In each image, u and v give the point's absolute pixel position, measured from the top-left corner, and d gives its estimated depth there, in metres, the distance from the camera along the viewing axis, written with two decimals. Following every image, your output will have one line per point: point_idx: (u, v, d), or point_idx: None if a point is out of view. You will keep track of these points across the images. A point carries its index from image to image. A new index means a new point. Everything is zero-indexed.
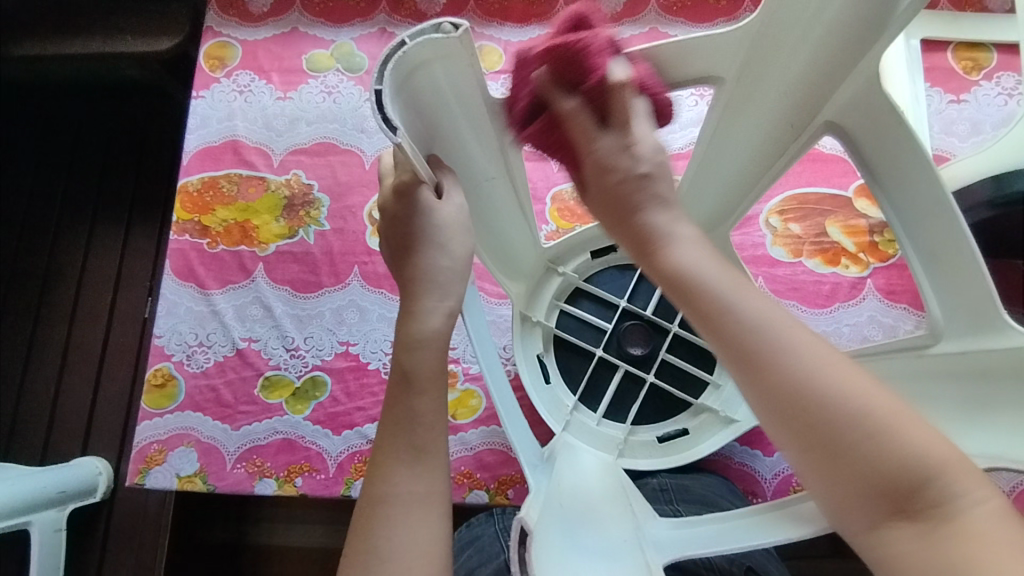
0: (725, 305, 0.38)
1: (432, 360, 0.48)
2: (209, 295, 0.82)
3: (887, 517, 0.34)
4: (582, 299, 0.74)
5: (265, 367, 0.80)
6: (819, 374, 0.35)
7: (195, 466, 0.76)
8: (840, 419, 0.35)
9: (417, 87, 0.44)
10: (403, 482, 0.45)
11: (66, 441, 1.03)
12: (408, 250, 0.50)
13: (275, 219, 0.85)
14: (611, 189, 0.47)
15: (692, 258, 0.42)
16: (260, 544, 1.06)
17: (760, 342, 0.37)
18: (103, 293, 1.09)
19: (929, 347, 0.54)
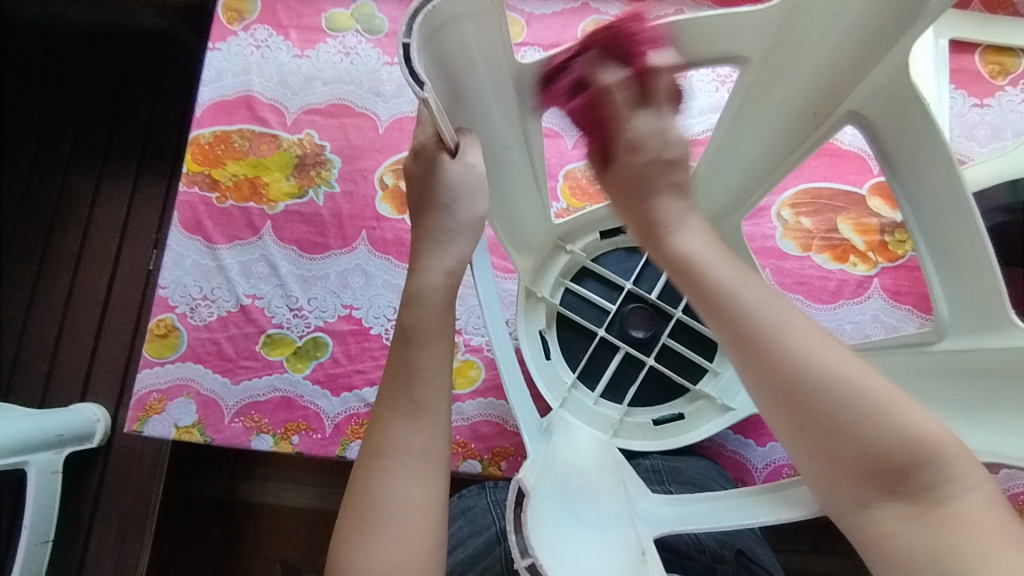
0: (730, 292, 0.43)
1: (437, 321, 0.49)
2: (215, 250, 0.82)
3: (879, 497, 0.38)
4: (588, 278, 0.74)
5: (268, 324, 0.80)
6: (819, 361, 0.40)
7: (193, 417, 0.77)
8: (839, 406, 0.38)
9: (447, 42, 0.43)
10: (402, 435, 0.46)
11: (65, 386, 1.04)
12: (422, 208, 0.50)
13: (286, 177, 0.85)
14: (631, 172, 0.52)
15: (697, 248, 0.47)
16: (249, 501, 1.07)
17: (765, 329, 0.41)
18: (109, 241, 1.09)
19: (934, 343, 0.54)
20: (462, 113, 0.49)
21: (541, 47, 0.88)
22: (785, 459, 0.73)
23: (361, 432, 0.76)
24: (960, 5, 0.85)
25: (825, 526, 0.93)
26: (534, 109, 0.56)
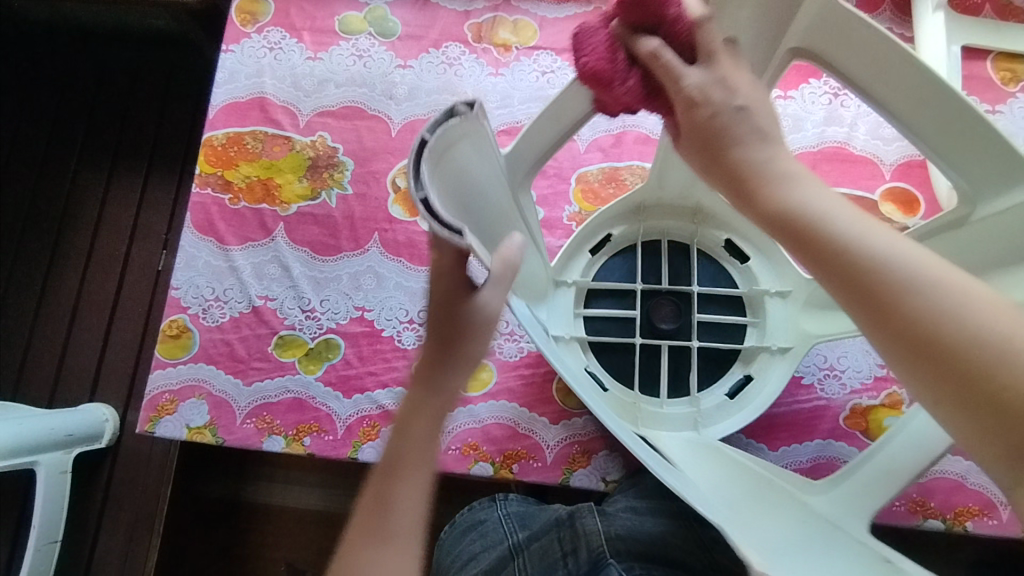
0: (867, 251, 0.35)
1: (420, 458, 0.46)
2: (228, 251, 0.83)
3: None
4: (596, 299, 0.73)
5: (280, 325, 0.80)
6: (970, 318, 0.32)
7: (205, 418, 0.77)
8: (1016, 383, 0.30)
9: (449, 172, 0.45)
10: (369, 568, 0.44)
11: (74, 386, 1.04)
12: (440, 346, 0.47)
13: (298, 179, 0.85)
14: (703, 125, 0.44)
15: (818, 201, 0.38)
16: (254, 503, 1.06)
17: (924, 303, 0.33)
18: (119, 243, 1.10)
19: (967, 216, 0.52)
20: (478, 230, 0.49)
21: (553, 51, 0.89)
22: (796, 463, 0.73)
23: (373, 435, 0.76)
24: (971, 12, 0.86)
25: None
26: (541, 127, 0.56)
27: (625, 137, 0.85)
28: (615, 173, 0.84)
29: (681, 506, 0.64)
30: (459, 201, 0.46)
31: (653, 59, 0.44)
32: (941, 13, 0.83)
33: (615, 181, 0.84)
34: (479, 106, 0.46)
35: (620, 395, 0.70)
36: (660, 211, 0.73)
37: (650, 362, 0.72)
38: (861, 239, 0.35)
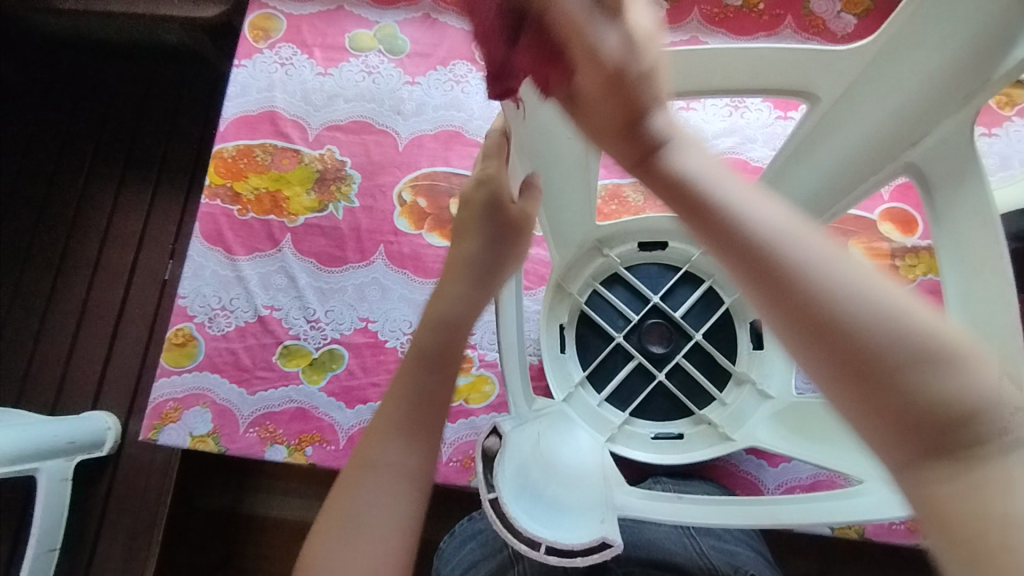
0: (730, 198, 0.35)
1: (455, 348, 0.49)
2: (235, 261, 0.84)
3: (919, 459, 0.28)
4: (597, 379, 0.73)
5: (285, 335, 0.81)
6: (813, 251, 0.32)
7: (209, 427, 0.77)
8: (854, 312, 0.30)
9: (523, 472, 0.49)
10: (394, 453, 0.44)
11: (78, 393, 1.04)
12: (461, 242, 0.53)
13: (306, 192, 0.86)
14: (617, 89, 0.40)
15: (692, 166, 0.38)
16: (254, 514, 1.06)
17: (781, 247, 0.32)
18: (126, 252, 1.11)
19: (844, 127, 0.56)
20: (567, 472, 0.54)
21: None
22: (796, 480, 0.73)
23: None
24: None
25: (836, 550, 0.92)
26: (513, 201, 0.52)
27: None
28: (618, 190, 0.84)
29: None
30: (544, 479, 0.51)
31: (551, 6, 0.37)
32: None
33: (618, 197, 0.84)
34: (499, 421, 0.51)
35: (693, 429, 0.70)
36: (573, 270, 0.73)
37: (681, 376, 0.73)
38: (723, 189, 0.36)
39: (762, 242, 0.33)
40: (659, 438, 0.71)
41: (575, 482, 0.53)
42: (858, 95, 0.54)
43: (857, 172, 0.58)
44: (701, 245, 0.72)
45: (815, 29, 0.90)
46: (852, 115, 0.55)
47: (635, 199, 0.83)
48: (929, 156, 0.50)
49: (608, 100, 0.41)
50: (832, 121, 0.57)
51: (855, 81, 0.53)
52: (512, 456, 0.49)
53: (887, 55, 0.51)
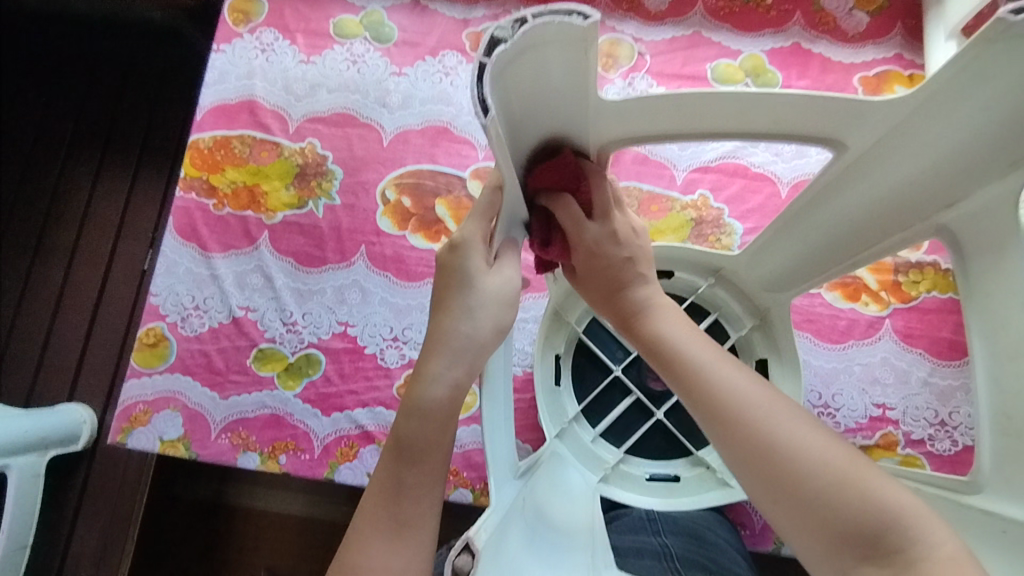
0: (701, 364, 0.42)
1: (439, 433, 0.40)
2: (210, 258, 0.80)
3: (856, 566, 0.35)
4: (591, 414, 0.71)
5: (260, 338, 0.77)
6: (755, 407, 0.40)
7: (179, 431, 0.75)
8: (784, 451, 0.38)
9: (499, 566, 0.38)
10: (379, 555, 0.37)
11: (53, 385, 1.01)
12: (436, 316, 0.43)
13: (285, 186, 0.83)
14: (604, 270, 0.51)
15: (668, 326, 0.46)
16: (236, 503, 1.04)
17: (740, 404, 0.40)
18: (104, 241, 1.07)
19: (863, 180, 0.49)
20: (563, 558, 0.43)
21: (650, 74, 0.84)
22: None
23: (350, 455, 0.73)
24: None
25: None
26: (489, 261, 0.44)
27: (623, 157, 0.81)
28: None
29: (662, 544, 0.57)
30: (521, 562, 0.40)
31: (556, 211, 0.50)
32: (954, 42, 0.79)
33: None
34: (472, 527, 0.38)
35: (691, 472, 0.68)
36: (572, 299, 0.70)
37: (680, 415, 0.71)
38: (693, 353, 0.43)
39: (718, 396, 0.41)
40: (654, 480, 0.68)
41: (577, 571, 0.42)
42: (890, 147, 0.45)
43: (890, 223, 0.51)
44: (707, 276, 0.69)
45: (824, 26, 0.85)
46: (886, 168, 0.47)
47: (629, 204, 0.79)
48: (963, 220, 0.47)
49: (597, 281, 0.51)
50: (856, 171, 0.49)
51: (889, 136, 0.45)
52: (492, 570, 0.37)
53: (924, 113, 0.42)
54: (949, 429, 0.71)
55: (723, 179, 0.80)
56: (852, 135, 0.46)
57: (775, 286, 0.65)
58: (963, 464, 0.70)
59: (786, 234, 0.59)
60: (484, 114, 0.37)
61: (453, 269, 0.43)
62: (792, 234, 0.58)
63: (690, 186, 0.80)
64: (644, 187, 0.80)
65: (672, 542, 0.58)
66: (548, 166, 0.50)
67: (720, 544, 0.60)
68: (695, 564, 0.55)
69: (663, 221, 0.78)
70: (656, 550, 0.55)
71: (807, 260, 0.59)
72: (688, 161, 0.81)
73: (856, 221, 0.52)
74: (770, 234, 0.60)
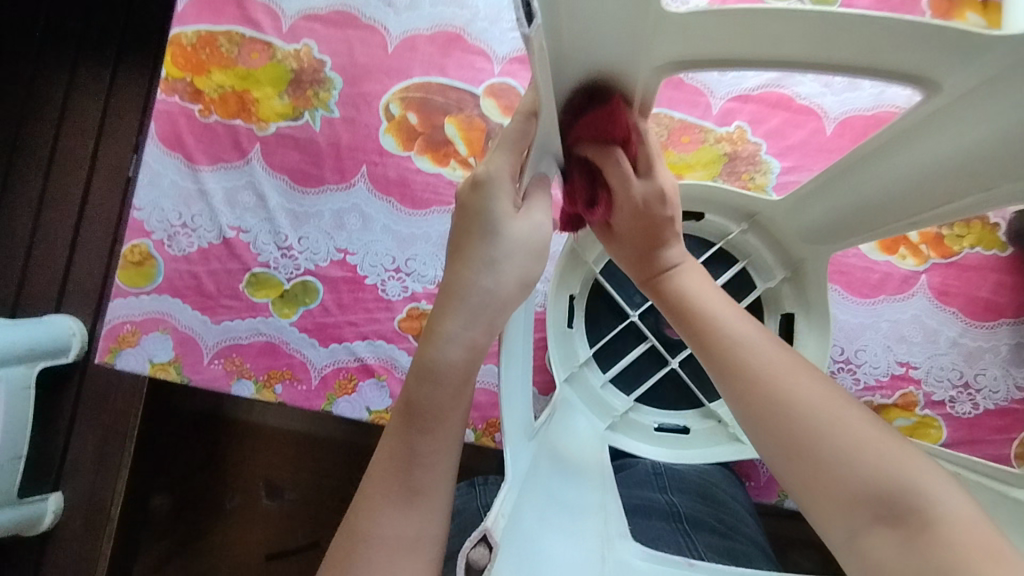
0: (716, 320, 0.43)
1: (453, 399, 0.40)
2: (197, 171, 0.74)
3: (866, 524, 0.33)
4: (602, 359, 0.67)
5: (253, 262, 0.72)
6: (768, 363, 0.39)
7: (170, 354, 0.71)
8: (789, 404, 0.37)
9: (520, 537, 0.37)
10: (391, 524, 0.38)
11: (39, 296, 0.96)
12: (455, 262, 0.41)
13: (278, 95, 0.75)
14: (645, 226, 0.49)
15: (694, 287, 0.47)
16: (234, 417, 1.02)
17: (749, 359, 0.40)
18: (83, 143, 0.99)
19: (940, 134, 0.42)
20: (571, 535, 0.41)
21: None
22: None
23: (349, 388, 0.70)
24: None
25: None
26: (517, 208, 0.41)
27: None
28: None
29: (670, 504, 0.57)
30: (540, 529, 0.40)
31: (604, 167, 0.47)
32: None
33: None
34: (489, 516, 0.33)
35: (701, 425, 0.65)
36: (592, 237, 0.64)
37: (694, 364, 0.67)
38: (713, 310, 0.44)
39: (731, 351, 0.41)
40: (662, 430, 0.65)
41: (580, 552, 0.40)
42: (984, 99, 0.37)
43: (966, 182, 0.44)
44: (739, 222, 0.65)
45: None
46: (971, 123, 0.39)
47: (657, 134, 0.72)
48: None
49: (640, 239, 0.49)
50: (943, 120, 0.41)
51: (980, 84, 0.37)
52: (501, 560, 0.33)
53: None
54: (972, 391, 0.68)
55: (764, 111, 0.72)
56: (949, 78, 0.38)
57: (815, 238, 0.59)
58: (981, 428, 0.67)
59: (840, 181, 0.52)
60: (527, 22, 0.29)
61: (479, 211, 0.41)
62: (849, 181, 0.51)
63: (727, 117, 0.72)
64: (676, 115, 0.72)
65: (680, 502, 0.58)
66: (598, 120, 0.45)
67: (730, 504, 0.60)
68: (704, 525, 0.55)
69: (694, 155, 0.71)
70: (666, 512, 0.56)
71: (854, 213, 0.53)
72: (727, 88, 0.73)
73: (924, 175, 0.45)
74: (823, 176, 0.53)
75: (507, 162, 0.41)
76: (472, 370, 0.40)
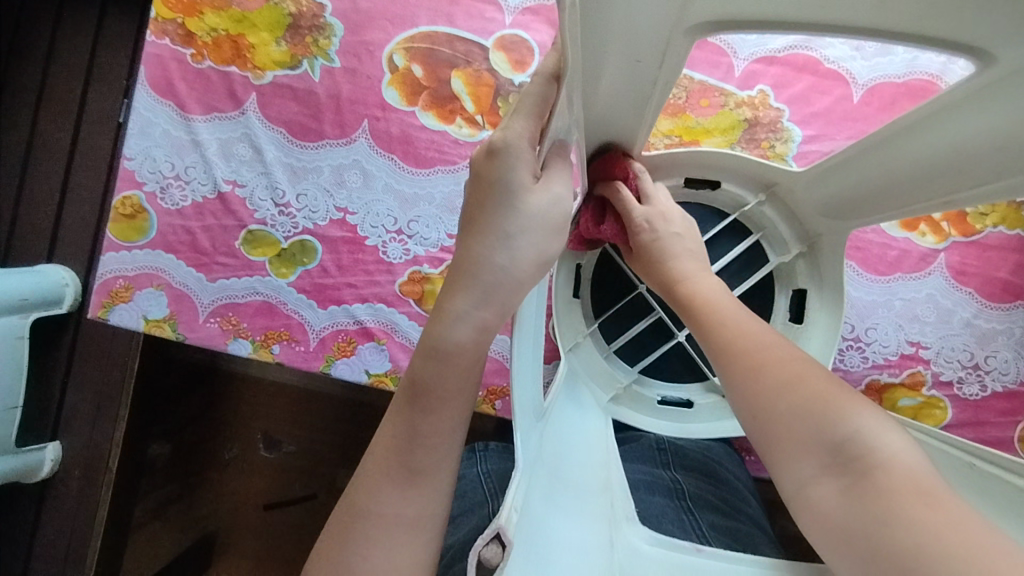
0: (710, 302, 0.45)
1: (460, 381, 0.39)
2: (190, 121, 0.70)
3: (816, 476, 0.33)
4: (609, 330, 0.66)
5: (249, 219, 0.70)
6: (746, 336, 0.41)
7: (165, 311, 0.69)
8: (759, 367, 0.38)
9: (532, 525, 0.37)
10: (392, 502, 0.38)
11: (30, 246, 0.92)
12: (469, 234, 0.40)
13: (275, 41, 0.71)
14: (647, 245, 0.52)
15: (694, 275, 0.48)
16: (232, 370, 1.01)
17: (732, 333, 0.41)
18: (71, 84, 0.93)
19: (994, 107, 0.38)
20: (574, 519, 0.41)
21: None
22: None
23: (348, 351, 0.68)
24: None
25: None
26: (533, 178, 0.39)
27: None
28: None
29: (674, 481, 0.58)
30: (550, 515, 0.40)
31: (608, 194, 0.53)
32: None
33: None
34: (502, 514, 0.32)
35: (704, 399, 0.63)
36: None
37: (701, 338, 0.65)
38: (709, 294, 0.46)
39: (719, 327, 0.43)
40: (665, 403, 0.64)
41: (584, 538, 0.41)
42: None
43: (1008, 162, 0.41)
44: (757, 193, 0.62)
45: None
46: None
47: (675, 96, 0.68)
48: None
49: (643, 258, 0.53)
50: (994, 94, 0.37)
51: None
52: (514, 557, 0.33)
53: None
54: (981, 373, 0.67)
55: (788, 75, 0.68)
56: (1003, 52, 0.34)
57: (835, 213, 0.56)
58: (987, 411, 0.66)
59: (876, 152, 0.49)
60: None
61: (496, 181, 0.39)
62: (880, 155, 0.49)
63: (749, 80, 0.68)
64: (695, 77, 0.69)
65: (683, 478, 0.59)
66: (599, 165, 0.53)
67: (731, 482, 0.60)
68: (706, 504, 0.56)
69: (713, 119, 0.68)
70: (669, 488, 0.56)
71: (881, 190, 0.51)
72: (751, 49, 0.69)
73: (962, 149, 0.43)
74: (858, 146, 0.50)
75: (526, 127, 0.38)
76: (481, 353, 0.39)
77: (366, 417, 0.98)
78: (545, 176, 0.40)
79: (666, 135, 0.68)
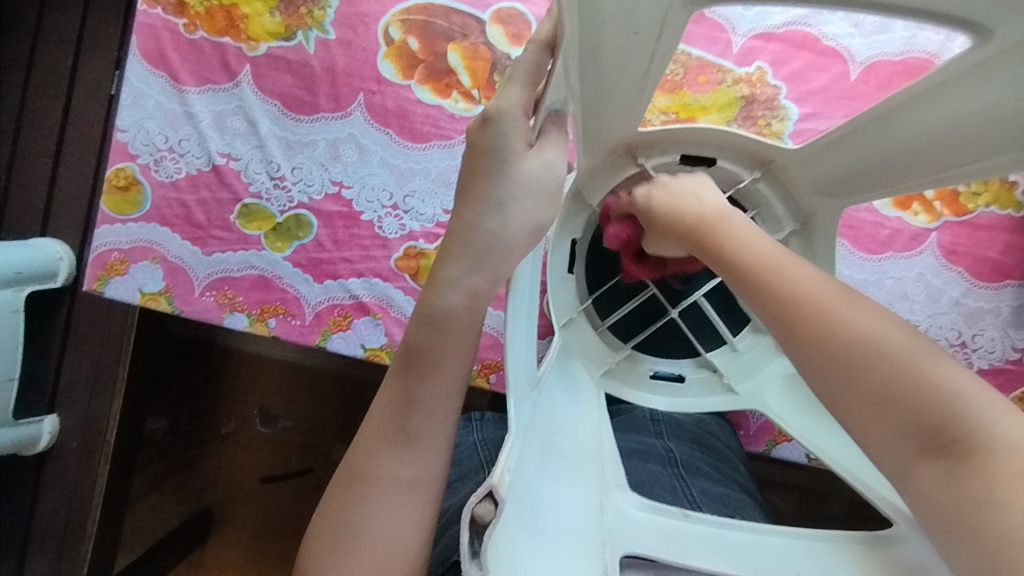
0: (744, 241, 0.42)
1: (457, 347, 0.39)
2: (183, 92, 0.70)
3: (913, 454, 0.32)
4: (603, 305, 0.66)
5: (244, 192, 0.70)
6: (798, 287, 0.37)
7: (160, 285, 0.69)
8: (826, 327, 0.35)
9: (525, 491, 0.38)
10: (389, 465, 0.39)
11: (23, 219, 0.92)
12: (463, 204, 0.40)
13: (269, 11, 0.70)
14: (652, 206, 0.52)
15: (724, 213, 0.46)
16: (227, 345, 1.02)
17: (781, 282, 0.38)
18: (62, 53, 0.92)
19: (987, 82, 0.38)
20: (566, 483, 0.43)
21: None
22: None
23: (343, 325, 0.68)
24: None
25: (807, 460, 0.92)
26: (526, 144, 0.39)
27: None
28: None
29: (667, 449, 0.59)
30: (542, 481, 0.41)
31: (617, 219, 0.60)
32: None
33: None
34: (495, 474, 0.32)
35: (696, 373, 0.64)
36: (599, 177, 0.62)
37: (694, 314, 0.66)
38: (741, 234, 0.43)
39: (761, 271, 0.40)
40: (657, 377, 0.65)
41: (576, 501, 0.42)
42: None
43: (999, 137, 0.41)
44: (752, 169, 0.62)
45: None
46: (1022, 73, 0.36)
47: (673, 72, 0.68)
48: None
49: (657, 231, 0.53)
50: (994, 67, 0.37)
51: None
52: (506, 518, 0.34)
53: None
54: (967, 351, 0.68)
55: (787, 52, 0.68)
56: (995, 27, 0.34)
57: (830, 191, 0.57)
58: None
59: (872, 129, 0.49)
60: None
61: (489, 150, 0.39)
62: (874, 132, 0.49)
63: (747, 57, 0.68)
64: (693, 53, 0.68)
65: (676, 447, 0.60)
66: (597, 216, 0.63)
67: (723, 451, 0.62)
68: (698, 471, 0.57)
69: (710, 96, 0.68)
70: (661, 456, 0.58)
71: (875, 169, 0.51)
72: (750, 25, 0.68)
73: (957, 126, 0.43)
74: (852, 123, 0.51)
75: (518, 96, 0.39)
76: (476, 320, 0.40)
77: (360, 391, 0.99)
78: (539, 143, 0.40)
79: (663, 112, 0.68)
